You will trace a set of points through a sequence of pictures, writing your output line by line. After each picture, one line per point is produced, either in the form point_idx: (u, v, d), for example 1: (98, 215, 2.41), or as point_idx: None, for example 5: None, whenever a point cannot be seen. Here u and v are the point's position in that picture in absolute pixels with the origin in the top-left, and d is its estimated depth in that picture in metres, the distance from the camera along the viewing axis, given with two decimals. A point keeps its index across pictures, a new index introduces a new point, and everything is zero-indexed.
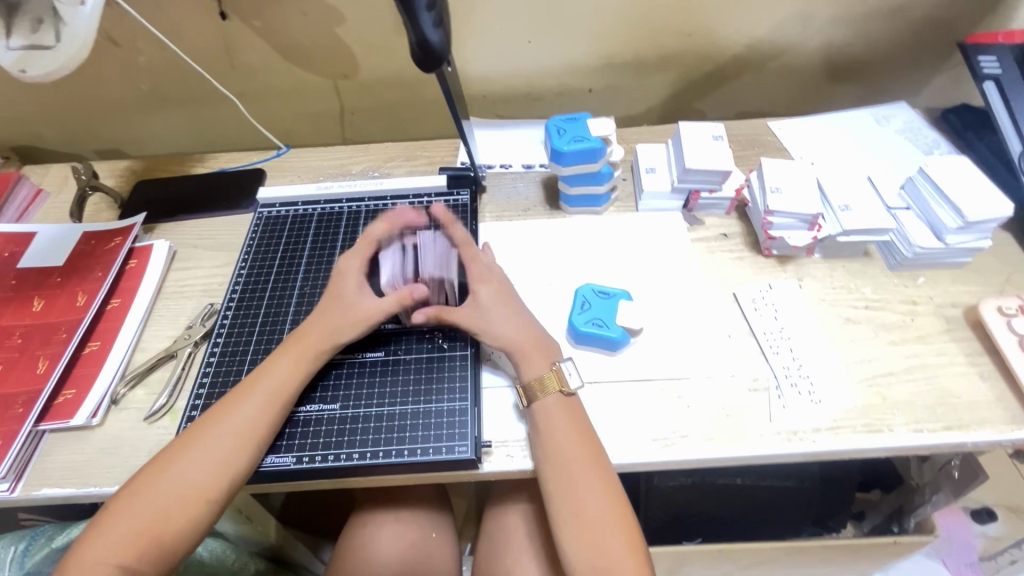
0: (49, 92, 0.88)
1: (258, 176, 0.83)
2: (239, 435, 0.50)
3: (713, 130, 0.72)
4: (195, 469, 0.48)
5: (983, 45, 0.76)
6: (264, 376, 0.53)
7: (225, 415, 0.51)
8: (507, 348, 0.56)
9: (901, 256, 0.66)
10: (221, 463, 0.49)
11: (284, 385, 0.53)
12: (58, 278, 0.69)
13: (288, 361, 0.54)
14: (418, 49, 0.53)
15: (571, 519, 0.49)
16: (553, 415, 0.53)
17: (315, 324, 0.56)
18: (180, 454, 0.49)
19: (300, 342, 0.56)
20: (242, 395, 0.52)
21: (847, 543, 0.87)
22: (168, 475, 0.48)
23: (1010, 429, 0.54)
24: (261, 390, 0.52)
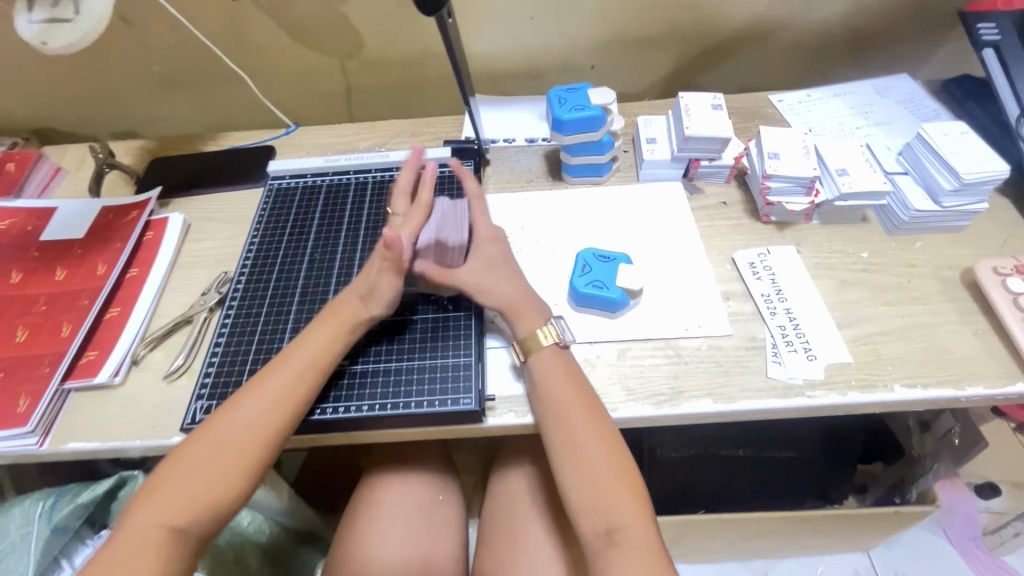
0: (66, 73, 0.91)
1: (269, 153, 0.85)
2: (276, 403, 0.52)
3: (713, 100, 0.73)
4: (238, 434, 0.51)
5: (983, 13, 0.76)
6: (304, 343, 0.56)
7: (265, 383, 0.53)
8: (504, 307, 0.58)
9: (898, 220, 0.67)
10: (262, 428, 0.51)
11: (321, 355, 0.55)
12: (79, 249, 0.72)
13: (326, 332, 0.56)
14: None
15: (571, 463, 0.51)
16: (547, 366, 0.55)
17: (349, 296, 0.58)
18: (221, 421, 0.51)
19: (338, 312, 0.57)
20: (277, 366, 0.54)
21: (849, 512, 0.89)
22: (212, 443, 0.50)
23: (1003, 383, 0.55)
24: (296, 360, 0.54)
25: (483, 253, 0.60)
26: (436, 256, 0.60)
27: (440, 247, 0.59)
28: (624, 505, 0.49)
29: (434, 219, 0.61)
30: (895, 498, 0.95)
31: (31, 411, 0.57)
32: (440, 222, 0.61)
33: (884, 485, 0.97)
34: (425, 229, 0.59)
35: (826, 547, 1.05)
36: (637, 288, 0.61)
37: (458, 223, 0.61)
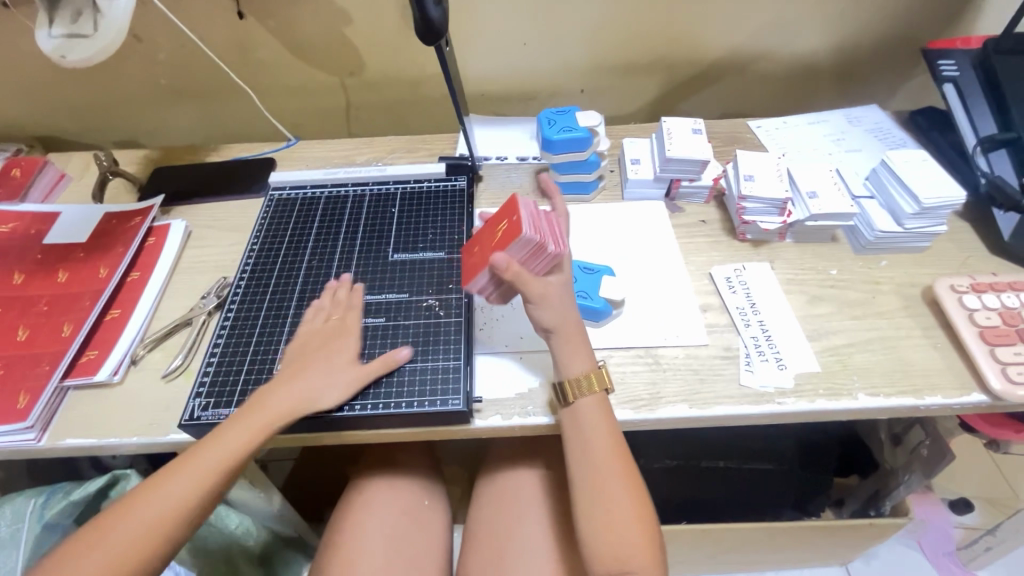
0: (74, 84, 0.94)
1: (270, 165, 0.89)
2: (161, 514, 0.50)
3: (694, 124, 0.78)
4: (114, 547, 0.48)
5: (943, 50, 0.82)
6: (212, 446, 0.53)
7: (164, 485, 0.51)
8: (554, 328, 0.56)
9: (865, 240, 0.71)
10: (150, 533, 0.49)
11: (220, 468, 0.52)
12: (81, 253, 0.74)
13: (242, 432, 0.53)
14: (421, 24, 0.61)
15: (598, 514, 0.52)
16: (586, 413, 0.55)
17: (281, 393, 0.56)
18: (116, 522, 0.49)
19: (261, 409, 0.55)
20: (180, 469, 0.52)
21: (826, 523, 0.91)
22: (101, 545, 0.48)
23: (959, 393, 0.59)
24: (203, 463, 0.52)
25: (560, 277, 0.59)
26: (523, 258, 0.58)
27: (536, 249, 0.57)
28: (638, 557, 0.50)
29: (538, 221, 0.59)
30: (870, 510, 0.98)
31: (30, 406, 0.59)
32: (544, 227, 0.59)
33: (859, 498, 1.00)
34: (531, 226, 0.57)
35: (806, 559, 1.07)
36: (619, 299, 0.65)
37: (556, 235, 0.60)
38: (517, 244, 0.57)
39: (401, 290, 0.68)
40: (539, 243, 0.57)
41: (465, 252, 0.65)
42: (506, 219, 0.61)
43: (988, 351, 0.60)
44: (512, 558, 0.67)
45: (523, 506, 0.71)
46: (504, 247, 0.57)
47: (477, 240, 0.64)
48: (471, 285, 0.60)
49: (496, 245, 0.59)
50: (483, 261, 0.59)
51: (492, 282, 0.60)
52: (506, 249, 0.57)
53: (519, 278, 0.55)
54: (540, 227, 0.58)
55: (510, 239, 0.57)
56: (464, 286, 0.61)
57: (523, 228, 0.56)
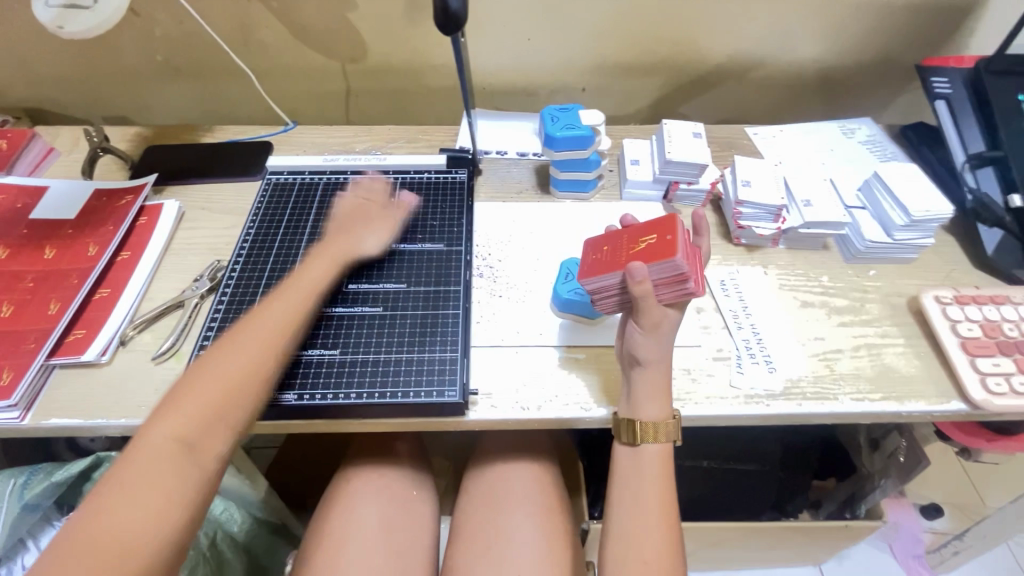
0: (65, 56, 0.91)
1: (266, 148, 0.87)
2: (269, 332, 0.54)
3: (694, 128, 0.79)
4: (230, 370, 0.50)
5: (937, 68, 0.83)
6: (299, 278, 0.61)
7: (268, 307, 0.57)
8: (645, 362, 0.56)
9: (854, 249, 0.73)
10: (268, 341, 0.54)
11: (305, 302, 0.59)
12: (70, 229, 0.73)
13: (320, 268, 0.62)
14: (441, 15, 0.62)
15: (632, 563, 0.53)
16: (643, 457, 0.57)
17: (333, 243, 0.66)
18: (239, 333, 0.53)
19: (325, 254, 0.64)
20: (277, 295, 0.58)
21: (806, 525, 0.93)
22: (224, 355, 0.51)
23: (939, 400, 0.61)
24: (293, 290, 0.59)
25: (677, 314, 0.57)
26: (658, 280, 0.55)
27: (677, 279, 0.55)
28: None
29: (692, 250, 0.56)
30: (846, 512, 0.99)
31: (15, 384, 0.58)
32: (696, 258, 0.56)
33: (836, 500, 1.01)
34: (687, 254, 0.55)
35: (782, 558, 1.09)
36: None
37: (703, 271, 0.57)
38: (662, 265, 0.55)
39: (398, 281, 0.68)
40: (682, 275, 0.54)
41: (590, 245, 0.63)
42: (655, 235, 0.58)
43: (968, 361, 0.62)
44: (498, 552, 0.67)
45: (510, 502, 0.72)
46: (648, 261, 0.55)
47: (610, 238, 0.62)
48: (586, 281, 0.59)
49: (635, 255, 0.57)
50: (614, 266, 0.58)
51: (610, 287, 0.58)
52: (647, 263, 0.55)
53: (646, 298, 0.54)
54: (693, 259, 0.55)
55: (658, 256, 0.55)
56: (578, 277, 0.59)
57: (676, 255, 0.54)
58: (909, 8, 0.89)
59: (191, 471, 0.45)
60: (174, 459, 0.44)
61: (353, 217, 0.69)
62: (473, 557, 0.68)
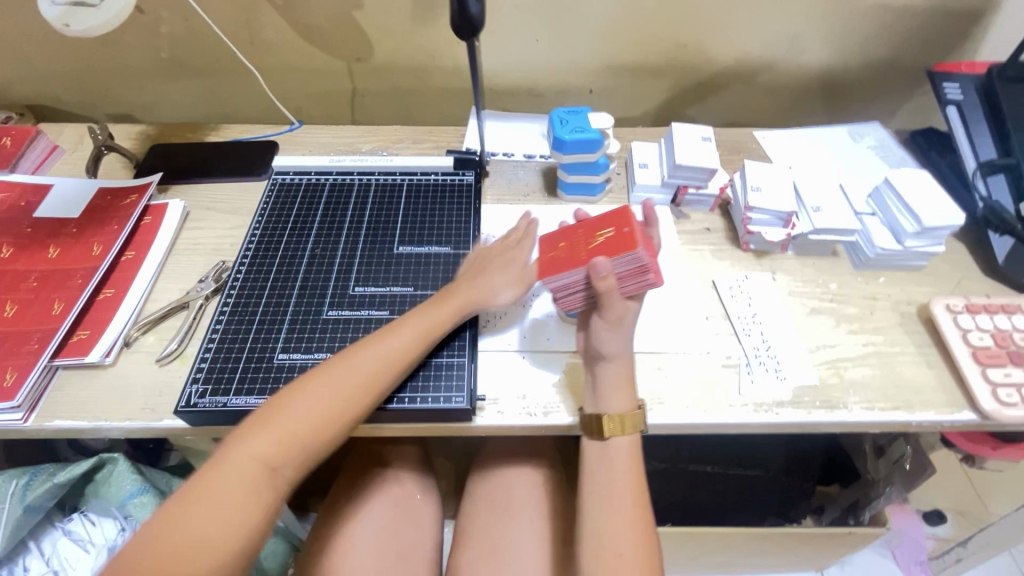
0: (69, 52, 0.90)
1: (271, 148, 0.87)
2: (373, 370, 0.54)
3: (703, 132, 0.78)
4: (327, 402, 0.51)
5: (948, 74, 0.83)
6: (414, 317, 0.59)
7: (377, 342, 0.56)
8: (610, 357, 0.57)
9: (865, 256, 0.73)
10: (370, 381, 0.53)
11: (414, 345, 0.57)
12: (74, 228, 0.72)
13: (439, 308, 0.60)
14: (458, 18, 0.61)
15: (608, 558, 0.51)
16: (612, 451, 0.56)
17: (465, 286, 0.62)
18: (343, 364, 0.53)
19: (453, 297, 0.61)
20: (389, 331, 0.57)
21: (810, 531, 0.92)
22: (326, 384, 0.52)
23: (949, 410, 0.61)
24: (406, 328, 0.58)
25: (638, 305, 0.59)
26: (621, 274, 0.56)
27: (638, 271, 0.55)
28: None
29: (648, 240, 0.57)
30: (850, 519, 0.98)
31: (17, 385, 0.57)
32: (652, 247, 0.57)
33: (839, 506, 1.00)
34: (644, 245, 0.55)
35: (784, 564, 1.09)
36: None
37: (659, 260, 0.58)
38: (623, 259, 0.55)
39: (406, 284, 0.67)
40: (644, 267, 0.55)
41: (545, 241, 0.63)
42: (611, 228, 0.58)
43: (979, 371, 0.62)
44: (502, 559, 0.67)
45: (515, 508, 0.71)
46: (609, 255, 0.55)
47: (565, 234, 0.62)
48: (548, 282, 0.58)
49: (595, 251, 0.57)
50: (576, 262, 0.57)
51: (574, 284, 0.58)
52: (610, 258, 0.55)
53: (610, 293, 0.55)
54: (650, 249, 0.56)
55: (619, 250, 0.56)
56: (540, 279, 0.59)
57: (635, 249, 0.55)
58: (921, 12, 0.88)
59: (267, 496, 0.46)
60: (255, 482, 0.46)
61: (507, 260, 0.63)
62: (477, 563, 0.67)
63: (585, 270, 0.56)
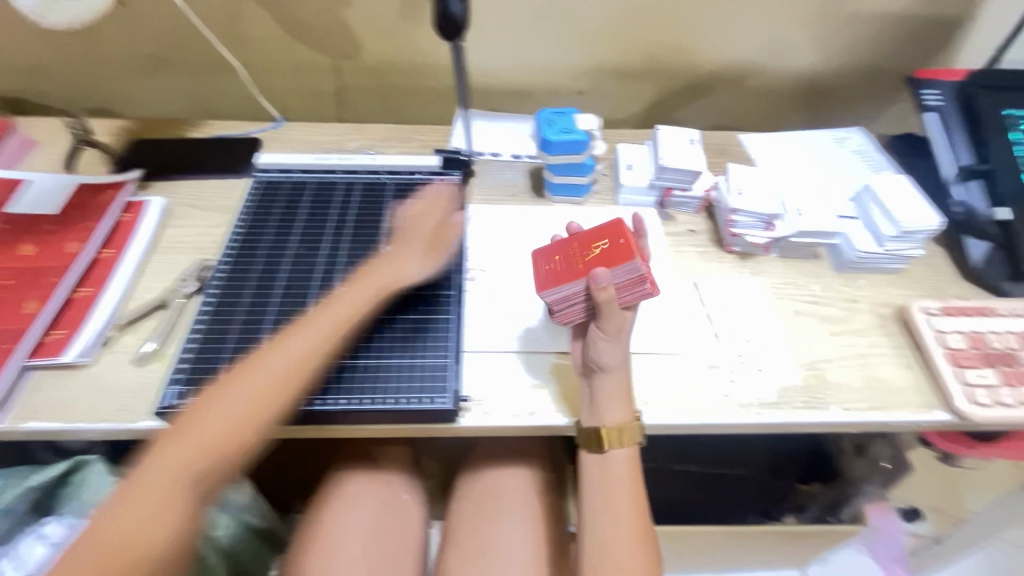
0: (46, 45, 0.88)
1: (255, 145, 0.86)
2: (286, 365, 0.54)
3: (689, 134, 0.79)
4: (241, 403, 0.51)
5: (928, 81, 0.84)
6: (330, 305, 0.59)
7: (291, 336, 0.56)
8: (606, 368, 0.57)
9: (846, 258, 0.74)
10: (286, 375, 0.53)
11: (329, 334, 0.57)
12: (50, 225, 0.71)
13: (352, 293, 0.60)
14: (440, 19, 0.61)
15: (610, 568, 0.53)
16: (611, 464, 0.57)
17: (377, 267, 0.63)
18: (257, 361, 0.54)
19: (366, 278, 0.62)
20: (304, 322, 0.57)
21: (792, 529, 0.94)
22: (239, 383, 0.52)
23: (926, 410, 0.62)
24: (322, 319, 0.58)
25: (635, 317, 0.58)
26: (620, 285, 0.56)
27: (635, 281, 0.56)
28: None
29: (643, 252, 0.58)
30: (831, 517, 1.00)
31: None
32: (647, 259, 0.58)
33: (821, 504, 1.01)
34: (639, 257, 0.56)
35: (766, 561, 1.10)
36: None
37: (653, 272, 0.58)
38: (621, 269, 0.55)
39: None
40: (642, 277, 0.55)
41: (540, 255, 0.62)
42: (606, 240, 0.59)
43: (954, 372, 0.63)
44: (488, 560, 0.67)
45: (502, 508, 0.71)
46: (608, 267, 0.56)
47: (560, 247, 0.61)
48: (549, 295, 0.57)
49: (592, 263, 0.57)
50: (574, 274, 0.57)
51: (572, 297, 0.57)
52: (608, 270, 0.56)
53: (610, 303, 0.54)
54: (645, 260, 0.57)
55: (617, 261, 0.56)
56: (539, 292, 0.57)
57: (630, 259, 0.55)
58: (901, 20, 0.90)
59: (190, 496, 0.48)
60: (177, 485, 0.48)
61: (409, 237, 0.67)
62: (464, 563, 0.67)
63: (585, 281, 0.56)
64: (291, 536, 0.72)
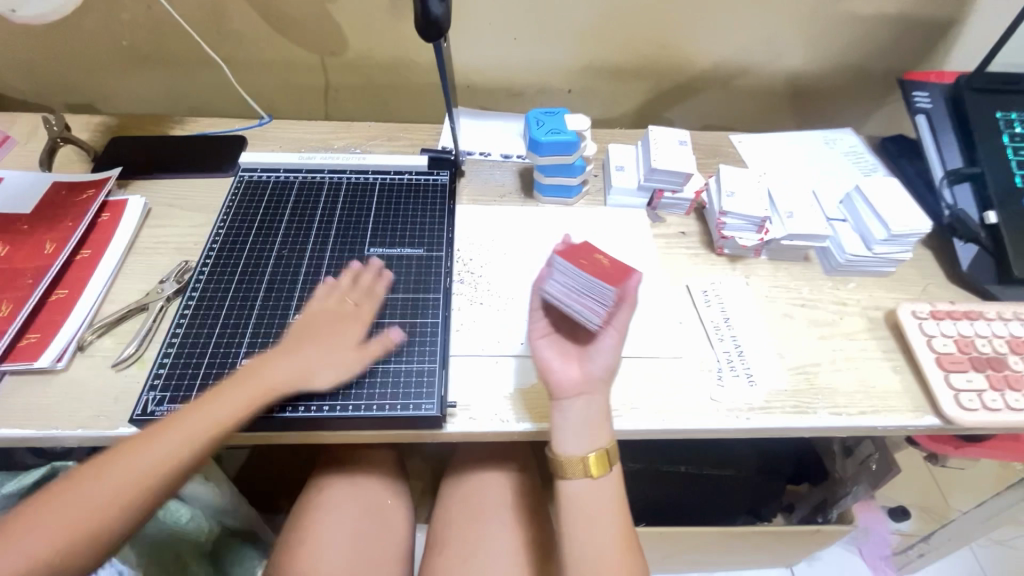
0: (22, 38, 0.86)
1: (239, 143, 0.84)
2: (142, 473, 0.48)
3: (680, 135, 0.78)
4: (81, 510, 0.46)
5: (919, 82, 0.84)
6: (217, 399, 0.52)
7: (161, 435, 0.50)
8: (587, 390, 0.55)
9: (836, 261, 0.73)
10: (141, 482, 0.48)
11: (203, 437, 0.50)
12: (25, 225, 0.69)
13: (248, 387, 0.53)
14: (422, 19, 0.60)
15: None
16: (598, 490, 0.55)
17: (283, 359, 0.56)
18: (118, 460, 0.48)
19: (264, 369, 0.55)
20: (183, 419, 0.51)
21: (779, 529, 0.94)
22: (92, 485, 0.47)
23: (913, 414, 0.62)
24: (198, 419, 0.51)
25: None
26: None
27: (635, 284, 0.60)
28: None
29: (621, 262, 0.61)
30: (818, 517, 1.00)
31: None
32: None
33: (808, 504, 1.02)
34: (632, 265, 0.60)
35: (754, 561, 1.10)
36: None
37: None
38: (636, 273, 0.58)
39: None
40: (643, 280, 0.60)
41: (567, 257, 0.58)
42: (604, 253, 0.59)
43: (942, 376, 0.63)
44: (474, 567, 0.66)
45: (489, 514, 0.71)
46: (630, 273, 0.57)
47: (567, 260, 0.58)
48: (619, 289, 0.55)
49: (613, 271, 0.57)
50: (609, 280, 0.55)
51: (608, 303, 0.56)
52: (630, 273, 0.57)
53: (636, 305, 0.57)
54: None
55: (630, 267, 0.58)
56: (614, 285, 0.55)
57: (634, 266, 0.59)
58: (892, 21, 0.90)
59: None
60: None
61: (322, 327, 0.58)
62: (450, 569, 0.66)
63: (625, 285, 0.55)
64: (274, 543, 0.71)
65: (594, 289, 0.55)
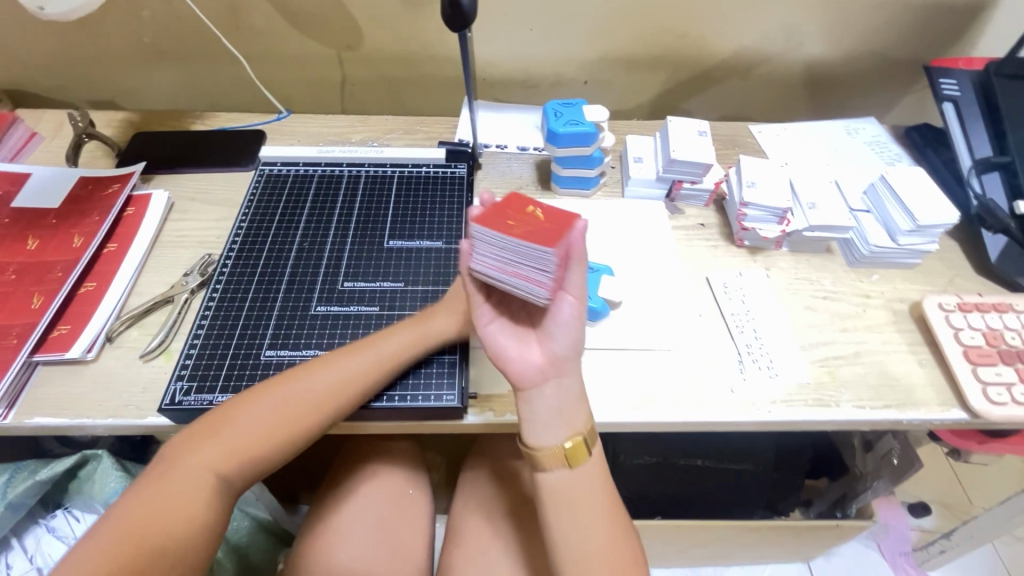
0: (46, 36, 0.87)
1: (258, 137, 0.85)
2: (326, 392, 0.53)
3: (698, 126, 0.77)
4: (277, 416, 0.52)
5: (945, 69, 0.82)
6: (383, 338, 0.57)
7: (339, 360, 0.55)
8: (558, 373, 0.49)
9: (859, 254, 0.72)
10: (323, 397, 0.53)
11: (373, 367, 0.55)
12: (53, 219, 0.70)
13: (411, 331, 0.58)
14: (449, 11, 0.60)
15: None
16: (579, 479, 0.51)
17: (445, 307, 0.59)
18: (303, 374, 0.54)
19: (428, 316, 0.59)
20: (357, 349, 0.56)
21: (797, 524, 0.93)
22: (283, 393, 0.52)
23: (938, 409, 0.61)
24: (371, 350, 0.56)
25: None
26: None
27: None
28: None
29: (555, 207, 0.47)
30: (836, 512, 0.99)
31: None
32: None
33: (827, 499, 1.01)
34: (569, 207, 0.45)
35: (770, 555, 1.10)
36: (618, 299, 0.65)
37: None
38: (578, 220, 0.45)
39: (396, 279, 0.66)
40: None
41: (488, 223, 0.43)
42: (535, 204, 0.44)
43: (970, 370, 0.62)
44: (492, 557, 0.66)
45: (507, 505, 0.71)
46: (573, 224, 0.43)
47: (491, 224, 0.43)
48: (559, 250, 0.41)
49: (550, 226, 0.42)
50: (547, 243, 0.41)
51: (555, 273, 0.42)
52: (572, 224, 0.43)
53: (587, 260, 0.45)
54: None
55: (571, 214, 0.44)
56: (553, 246, 0.40)
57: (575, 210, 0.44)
58: (918, 7, 0.88)
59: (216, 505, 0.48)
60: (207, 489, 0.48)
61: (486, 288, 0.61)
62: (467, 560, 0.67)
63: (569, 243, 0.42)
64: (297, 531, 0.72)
65: (530, 257, 0.42)
